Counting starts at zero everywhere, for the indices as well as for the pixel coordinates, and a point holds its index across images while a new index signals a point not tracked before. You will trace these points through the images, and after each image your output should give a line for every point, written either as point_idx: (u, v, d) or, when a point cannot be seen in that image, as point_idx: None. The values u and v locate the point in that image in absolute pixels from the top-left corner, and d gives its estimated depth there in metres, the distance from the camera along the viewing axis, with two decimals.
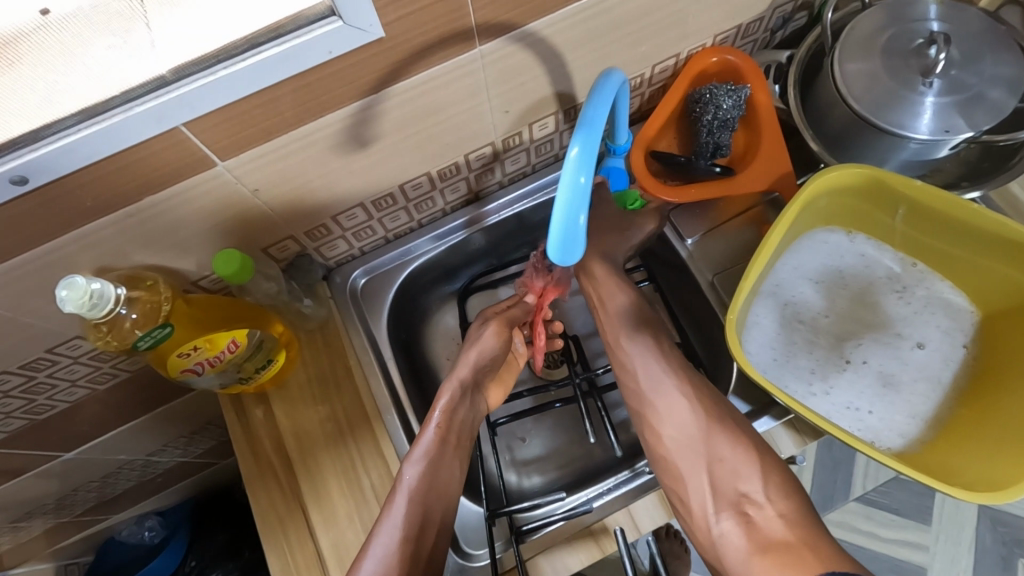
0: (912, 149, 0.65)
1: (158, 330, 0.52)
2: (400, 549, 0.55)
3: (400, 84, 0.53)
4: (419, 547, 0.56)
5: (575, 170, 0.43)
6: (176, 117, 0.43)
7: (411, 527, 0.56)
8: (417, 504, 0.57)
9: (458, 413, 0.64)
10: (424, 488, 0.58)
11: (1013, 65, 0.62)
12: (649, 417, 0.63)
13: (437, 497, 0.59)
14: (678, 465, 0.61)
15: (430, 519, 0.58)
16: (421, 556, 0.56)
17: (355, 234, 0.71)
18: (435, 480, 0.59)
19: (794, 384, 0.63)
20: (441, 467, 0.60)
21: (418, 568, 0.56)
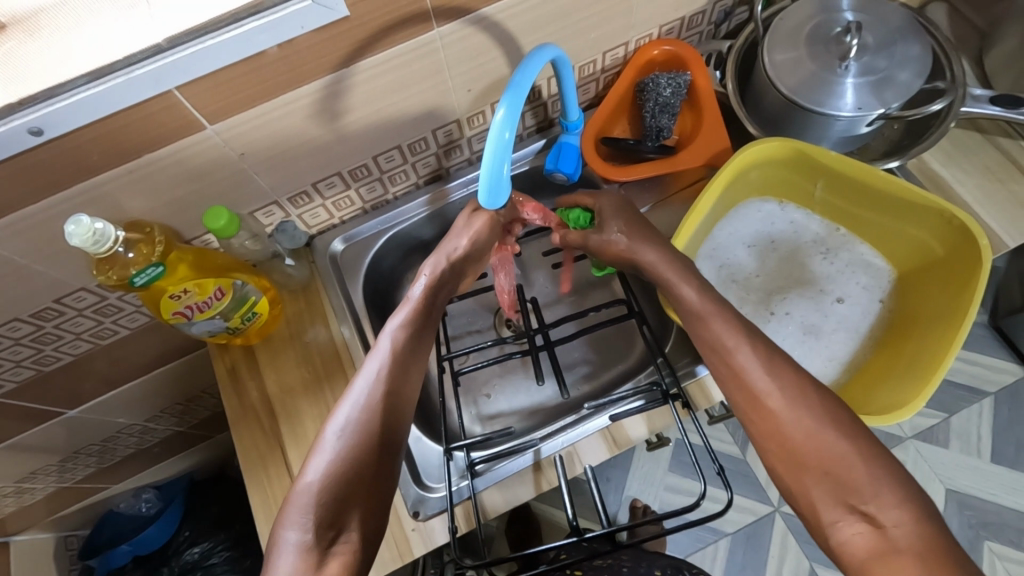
0: (837, 127, 0.72)
1: (152, 268, 0.59)
2: (382, 397, 0.57)
3: (367, 61, 0.60)
4: (397, 395, 0.58)
5: (501, 127, 0.52)
6: (170, 80, 0.51)
7: (393, 377, 0.59)
8: (395, 360, 0.60)
9: (439, 292, 0.69)
10: (404, 346, 0.61)
11: (919, 49, 0.69)
12: (729, 365, 0.57)
13: (419, 356, 0.62)
14: (777, 441, 0.52)
15: (409, 374, 0.60)
16: (402, 410, 0.58)
17: (335, 203, 0.79)
18: (418, 339, 0.63)
19: None
20: (420, 328, 0.64)
21: (395, 419, 0.57)
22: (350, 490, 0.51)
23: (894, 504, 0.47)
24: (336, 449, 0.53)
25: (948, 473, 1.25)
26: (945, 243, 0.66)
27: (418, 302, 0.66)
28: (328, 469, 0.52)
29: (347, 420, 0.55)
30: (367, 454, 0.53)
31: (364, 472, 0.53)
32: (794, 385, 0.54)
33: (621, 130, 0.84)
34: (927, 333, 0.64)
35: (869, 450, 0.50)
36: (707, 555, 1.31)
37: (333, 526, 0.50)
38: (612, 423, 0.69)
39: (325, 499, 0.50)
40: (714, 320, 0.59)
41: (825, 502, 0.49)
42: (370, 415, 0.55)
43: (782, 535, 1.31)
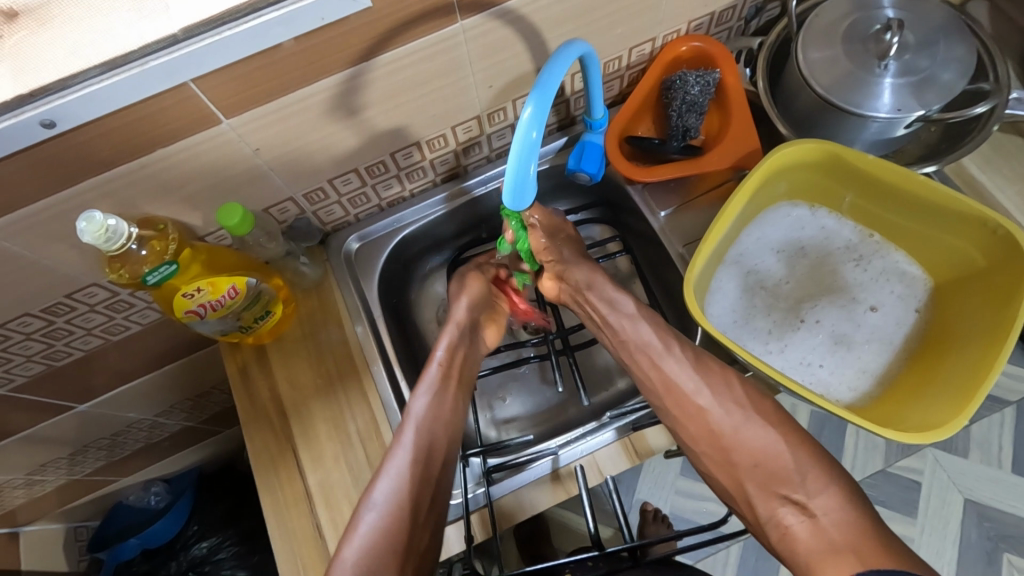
0: (872, 128, 0.69)
1: (165, 266, 0.57)
2: (412, 468, 0.62)
3: (387, 54, 0.58)
4: (427, 471, 0.63)
5: (528, 127, 0.50)
6: (184, 71, 0.49)
7: (419, 452, 0.63)
8: (421, 440, 0.64)
9: (456, 355, 0.71)
10: (429, 418, 0.65)
11: (963, 49, 0.66)
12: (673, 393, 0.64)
13: (441, 433, 0.66)
14: (711, 440, 0.63)
15: (437, 448, 0.65)
16: (429, 478, 0.63)
17: (349, 200, 0.77)
18: (438, 417, 0.66)
19: (752, 342, 0.68)
20: (444, 400, 0.67)
21: (427, 486, 0.63)
22: (379, 568, 0.58)
23: (821, 491, 0.58)
24: (369, 529, 0.59)
25: (967, 483, 1.23)
26: (988, 254, 0.63)
27: (434, 372, 0.68)
28: (359, 550, 0.58)
29: (378, 497, 0.61)
30: (394, 530, 0.59)
31: (389, 552, 0.58)
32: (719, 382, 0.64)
33: (645, 129, 0.81)
34: (963, 348, 0.62)
35: (797, 445, 0.61)
36: (718, 561, 1.29)
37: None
38: (633, 433, 0.67)
39: (362, 571, 0.57)
40: (686, 389, 0.64)
41: (762, 497, 0.61)
42: (402, 488, 0.61)
43: None
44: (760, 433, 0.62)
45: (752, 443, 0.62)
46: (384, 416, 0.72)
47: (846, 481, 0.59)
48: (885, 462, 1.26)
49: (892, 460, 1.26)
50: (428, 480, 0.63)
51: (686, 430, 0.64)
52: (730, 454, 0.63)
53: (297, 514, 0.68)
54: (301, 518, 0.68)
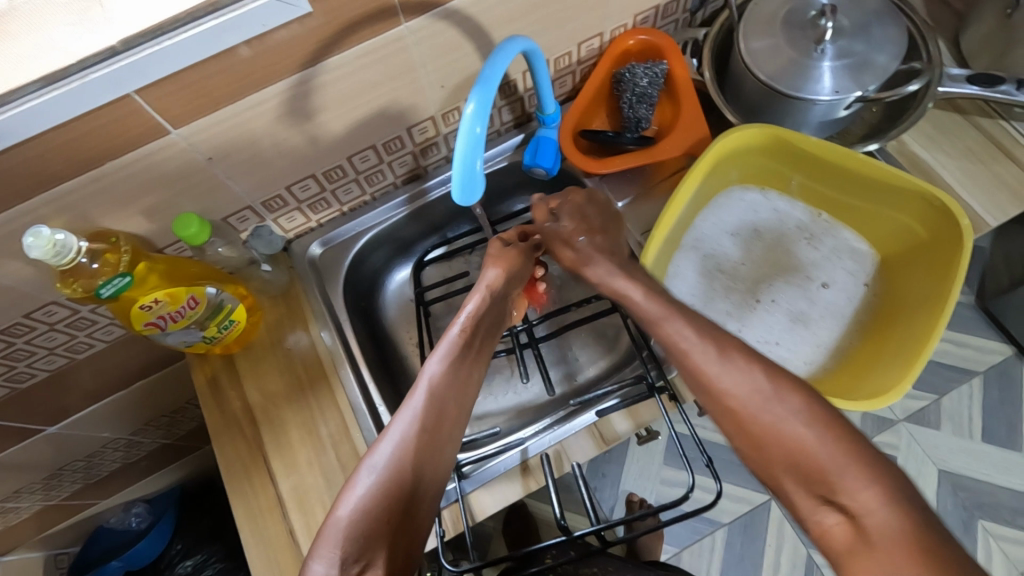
0: (816, 111, 0.71)
1: (119, 278, 0.57)
2: (419, 431, 0.56)
3: (334, 58, 0.59)
4: (434, 437, 0.56)
5: (472, 122, 0.51)
6: (125, 84, 0.49)
7: (427, 417, 0.57)
8: (434, 401, 0.58)
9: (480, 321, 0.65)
10: (442, 385, 0.59)
11: (896, 31, 0.68)
12: (653, 351, 0.62)
13: (455, 400, 0.60)
14: (740, 422, 0.50)
15: (448, 415, 0.59)
16: (435, 447, 0.56)
17: (311, 206, 0.77)
18: (454, 384, 0.60)
19: (710, 324, 0.69)
20: (462, 367, 0.61)
21: (432, 453, 0.56)
22: (371, 538, 0.51)
23: (863, 489, 0.44)
24: (369, 488, 0.52)
25: (942, 456, 1.26)
26: (929, 227, 0.65)
27: (459, 332, 0.63)
28: (357, 506, 0.52)
29: (378, 462, 0.54)
30: (391, 495, 0.52)
31: (388, 517, 0.52)
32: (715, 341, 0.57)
33: (600, 122, 0.83)
34: (909, 319, 0.64)
35: (839, 440, 0.46)
36: (705, 547, 1.31)
37: (359, 560, 0.50)
38: (599, 419, 0.68)
39: (353, 535, 0.50)
40: (708, 367, 0.53)
41: (802, 497, 0.47)
42: (407, 451, 0.54)
43: (781, 523, 1.31)
44: (801, 423, 0.48)
45: (789, 426, 0.48)
46: (354, 418, 0.72)
47: (900, 483, 0.44)
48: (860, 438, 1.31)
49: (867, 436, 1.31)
50: (434, 446, 0.56)
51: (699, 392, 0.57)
52: (773, 443, 0.48)
53: (271, 520, 0.69)
54: (276, 524, 0.68)
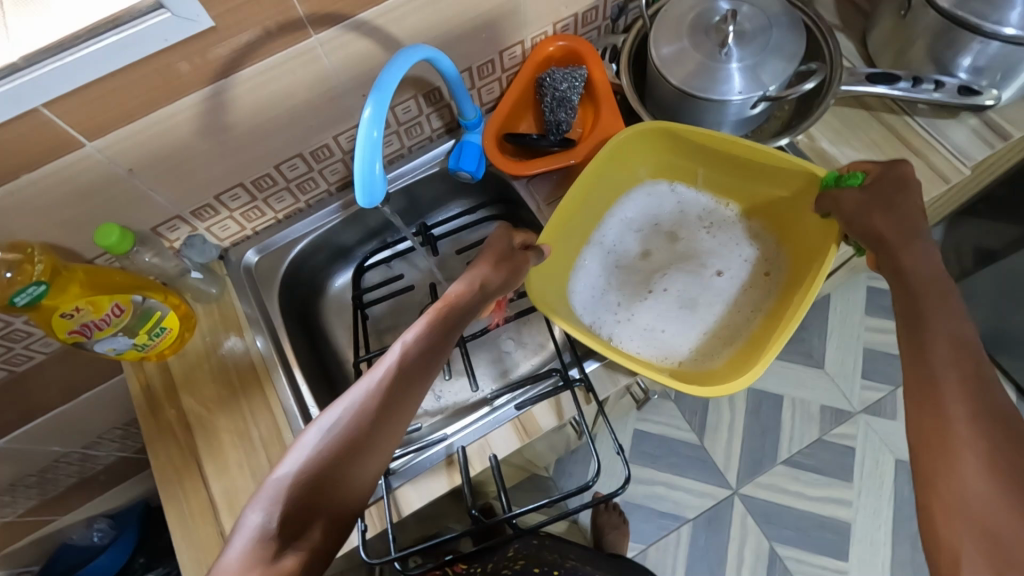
0: (727, 111, 0.74)
1: (32, 287, 0.57)
2: (366, 408, 0.54)
3: (246, 71, 0.61)
4: (378, 418, 0.54)
5: (370, 127, 0.54)
6: (29, 99, 0.51)
7: (376, 396, 0.55)
8: (399, 376, 0.56)
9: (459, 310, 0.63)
10: (400, 367, 0.57)
11: (793, 32, 0.72)
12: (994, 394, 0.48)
13: (422, 382, 0.57)
14: (943, 477, 0.46)
15: (402, 402, 0.56)
16: (381, 430, 0.54)
17: (244, 214, 0.79)
18: (419, 365, 0.58)
19: (611, 315, 0.74)
20: (427, 352, 0.59)
21: (375, 435, 0.53)
22: (295, 508, 0.48)
23: None
24: (316, 449, 0.51)
25: (896, 443, 1.34)
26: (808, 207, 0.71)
27: (430, 316, 0.61)
28: (300, 464, 0.50)
29: (315, 435, 0.52)
30: (323, 466, 0.50)
31: (334, 483, 0.50)
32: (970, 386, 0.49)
33: (527, 127, 0.85)
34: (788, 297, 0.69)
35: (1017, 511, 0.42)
36: (670, 542, 1.33)
37: (298, 522, 0.48)
38: (522, 413, 0.70)
39: (286, 500, 0.49)
40: (948, 406, 0.49)
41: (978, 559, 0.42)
42: (351, 427, 0.52)
43: (743, 517, 1.33)
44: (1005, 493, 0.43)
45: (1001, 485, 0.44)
46: (286, 421, 0.74)
47: None
48: (822, 431, 1.37)
49: (828, 428, 1.37)
50: (377, 427, 0.53)
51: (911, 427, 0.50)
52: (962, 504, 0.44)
53: (201, 522, 0.70)
54: (206, 526, 0.70)
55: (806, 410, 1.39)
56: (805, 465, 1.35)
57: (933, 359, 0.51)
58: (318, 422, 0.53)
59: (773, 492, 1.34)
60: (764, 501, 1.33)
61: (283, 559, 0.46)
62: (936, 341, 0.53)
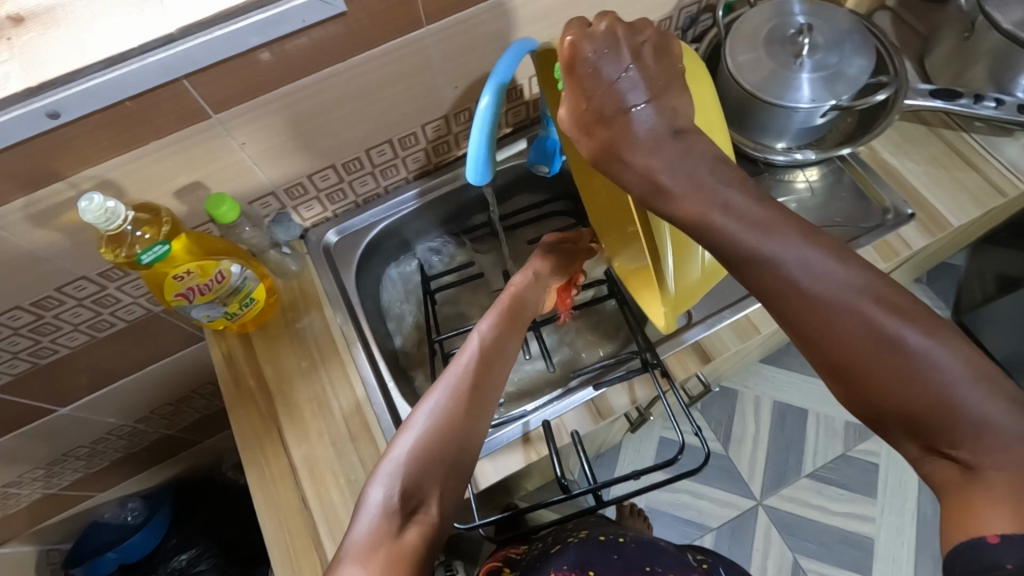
0: (797, 118, 0.78)
1: (158, 247, 0.63)
2: (467, 385, 0.57)
3: (361, 56, 0.65)
4: (480, 394, 0.57)
5: (486, 115, 0.58)
6: (178, 68, 0.55)
7: (475, 374, 0.58)
8: (484, 359, 0.60)
9: (524, 299, 0.68)
10: (486, 349, 0.60)
11: (866, 47, 0.76)
12: (803, 297, 0.40)
13: (500, 367, 0.60)
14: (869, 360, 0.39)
15: (495, 379, 0.59)
16: (482, 405, 0.57)
17: (329, 195, 0.83)
18: (498, 351, 0.61)
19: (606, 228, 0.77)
20: (508, 335, 0.63)
21: (478, 410, 0.56)
22: (418, 479, 0.52)
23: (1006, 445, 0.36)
24: (425, 429, 0.54)
25: None
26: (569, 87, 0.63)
27: (499, 310, 0.65)
28: (412, 445, 0.53)
29: (421, 414, 0.55)
30: (439, 440, 0.53)
31: (441, 461, 0.53)
32: (839, 280, 0.40)
33: None
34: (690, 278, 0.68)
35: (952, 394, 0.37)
36: None
37: (415, 495, 0.51)
38: (597, 394, 0.73)
39: (409, 473, 0.52)
40: (800, 296, 0.40)
41: (911, 444, 0.40)
42: (456, 403, 0.56)
43: (768, 528, 1.34)
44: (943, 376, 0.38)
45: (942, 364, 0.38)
46: (366, 393, 0.76)
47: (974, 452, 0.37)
48: (845, 446, 1.39)
49: (851, 444, 1.39)
50: (480, 404, 0.57)
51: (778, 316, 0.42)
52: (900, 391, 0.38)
53: (281, 487, 0.72)
54: (287, 491, 0.72)
55: (830, 425, 1.42)
56: (829, 480, 1.37)
57: (757, 278, 0.41)
58: (421, 407, 0.56)
59: (796, 505, 1.35)
60: (787, 514, 1.35)
61: (406, 531, 0.49)
62: (755, 267, 0.41)
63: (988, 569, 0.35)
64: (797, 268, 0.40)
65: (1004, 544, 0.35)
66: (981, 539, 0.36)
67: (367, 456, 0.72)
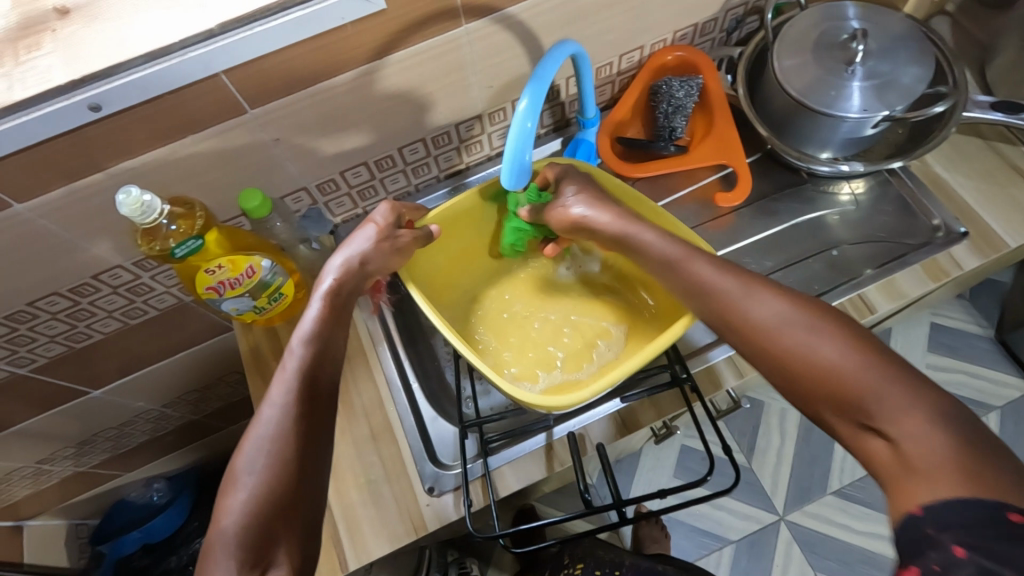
0: (844, 128, 0.75)
1: (192, 241, 0.64)
2: (295, 422, 0.52)
3: (399, 53, 0.64)
4: (309, 426, 0.53)
5: (523, 117, 0.56)
6: (217, 64, 0.55)
7: (299, 403, 0.53)
8: (308, 384, 0.55)
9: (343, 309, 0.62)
10: (307, 373, 0.55)
11: (924, 55, 0.73)
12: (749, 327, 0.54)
13: (320, 403, 0.55)
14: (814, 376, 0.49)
15: (320, 407, 0.55)
16: (316, 440, 0.53)
17: (360, 192, 0.82)
18: (312, 385, 0.55)
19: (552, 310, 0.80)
20: (329, 350, 0.58)
21: (311, 444, 0.52)
22: (258, 540, 0.46)
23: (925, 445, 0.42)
24: (251, 488, 0.48)
25: None
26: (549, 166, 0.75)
27: (303, 343, 0.57)
28: (247, 507, 0.47)
29: (249, 462, 0.50)
30: (278, 489, 0.49)
31: (285, 509, 0.49)
32: (820, 322, 0.51)
33: (635, 132, 0.88)
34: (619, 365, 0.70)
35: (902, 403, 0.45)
36: (711, 561, 1.32)
37: (258, 562, 0.46)
38: (623, 406, 0.72)
39: (245, 535, 0.46)
40: (795, 334, 0.51)
41: (844, 425, 0.48)
42: (284, 442, 0.51)
43: (789, 543, 1.31)
44: (902, 408, 0.44)
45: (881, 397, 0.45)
46: (388, 393, 0.76)
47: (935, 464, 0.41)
48: None
49: None
50: (314, 435, 0.53)
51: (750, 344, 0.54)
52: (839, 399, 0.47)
53: None
54: None
55: None
56: (853, 497, 1.33)
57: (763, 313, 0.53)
58: (240, 465, 0.50)
59: (819, 521, 1.32)
60: (810, 530, 1.31)
61: None
62: (743, 302, 0.55)
63: (914, 540, 0.39)
64: (755, 312, 0.54)
65: (925, 517, 0.40)
66: (913, 513, 0.40)
67: (388, 456, 0.72)
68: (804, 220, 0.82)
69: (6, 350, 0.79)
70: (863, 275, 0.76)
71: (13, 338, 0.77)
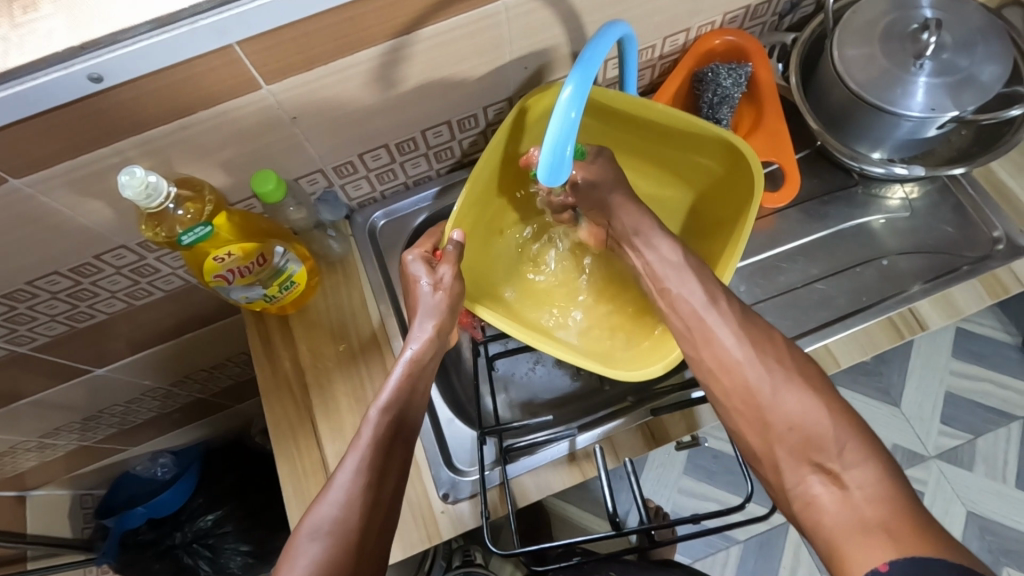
0: (904, 128, 0.68)
1: (200, 227, 0.60)
2: (367, 491, 0.51)
3: (429, 29, 0.58)
4: (379, 493, 0.51)
5: (567, 107, 0.51)
6: (232, 33, 0.49)
7: (374, 470, 0.52)
8: (382, 450, 0.54)
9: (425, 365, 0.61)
10: (386, 437, 0.54)
11: (1002, 50, 0.66)
12: (714, 354, 0.59)
13: (403, 445, 0.56)
14: (764, 421, 0.54)
15: (392, 464, 0.54)
16: (381, 501, 0.51)
17: (378, 175, 0.78)
18: (399, 430, 0.56)
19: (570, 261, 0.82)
20: (409, 405, 0.58)
21: (379, 511, 0.51)
22: None
23: (859, 463, 0.49)
24: (314, 554, 0.46)
25: (971, 496, 1.23)
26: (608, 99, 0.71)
27: (398, 383, 0.58)
28: (321, 521, 0.48)
29: (321, 522, 0.48)
30: (343, 555, 0.47)
31: (351, 541, 0.48)
32: (784, 373, 0.55)
33: None
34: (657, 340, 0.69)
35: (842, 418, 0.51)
36: (717, 561, 1.27)
37: None
38: (652, 418, 0.68)
39: None
40: (770, 395, 0.54)
41: (798, 470, 0.52)
42: (352, 512, 0.49)
43: (796, 546, 1.27)
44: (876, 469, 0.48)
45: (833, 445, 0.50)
46: None
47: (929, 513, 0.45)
48: None
49: None
50: (380, 503, 0.51)
51: (720, 385, 0.58)
52: (812, 453, 0.51)
53: (313, 481, 0.70)
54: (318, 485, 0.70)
55: None
56: None
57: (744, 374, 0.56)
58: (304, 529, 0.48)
59: None
60: None
61: None
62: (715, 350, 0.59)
63: None
64: (754, 377, 0.56)
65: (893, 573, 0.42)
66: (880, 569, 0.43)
67: None
68: (849, 226, 0.77)
69: (6, 328, 0.75)
70: (912, 289, 0.71)
71: (13, 317, 0.73)
